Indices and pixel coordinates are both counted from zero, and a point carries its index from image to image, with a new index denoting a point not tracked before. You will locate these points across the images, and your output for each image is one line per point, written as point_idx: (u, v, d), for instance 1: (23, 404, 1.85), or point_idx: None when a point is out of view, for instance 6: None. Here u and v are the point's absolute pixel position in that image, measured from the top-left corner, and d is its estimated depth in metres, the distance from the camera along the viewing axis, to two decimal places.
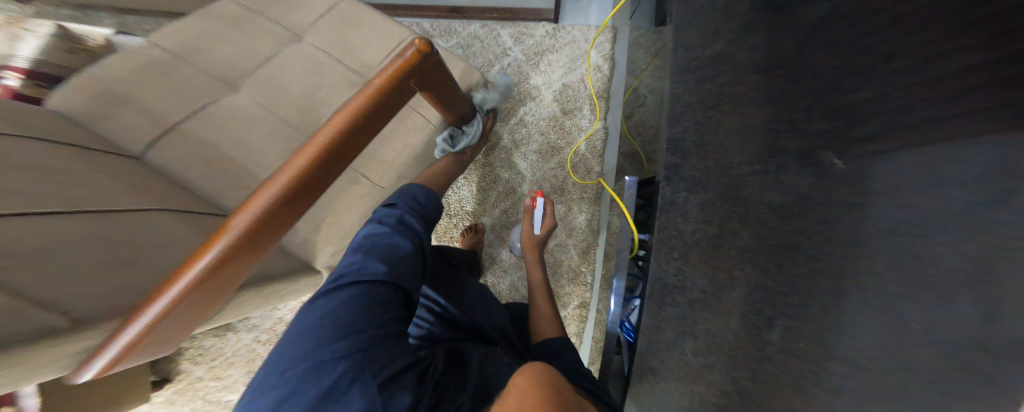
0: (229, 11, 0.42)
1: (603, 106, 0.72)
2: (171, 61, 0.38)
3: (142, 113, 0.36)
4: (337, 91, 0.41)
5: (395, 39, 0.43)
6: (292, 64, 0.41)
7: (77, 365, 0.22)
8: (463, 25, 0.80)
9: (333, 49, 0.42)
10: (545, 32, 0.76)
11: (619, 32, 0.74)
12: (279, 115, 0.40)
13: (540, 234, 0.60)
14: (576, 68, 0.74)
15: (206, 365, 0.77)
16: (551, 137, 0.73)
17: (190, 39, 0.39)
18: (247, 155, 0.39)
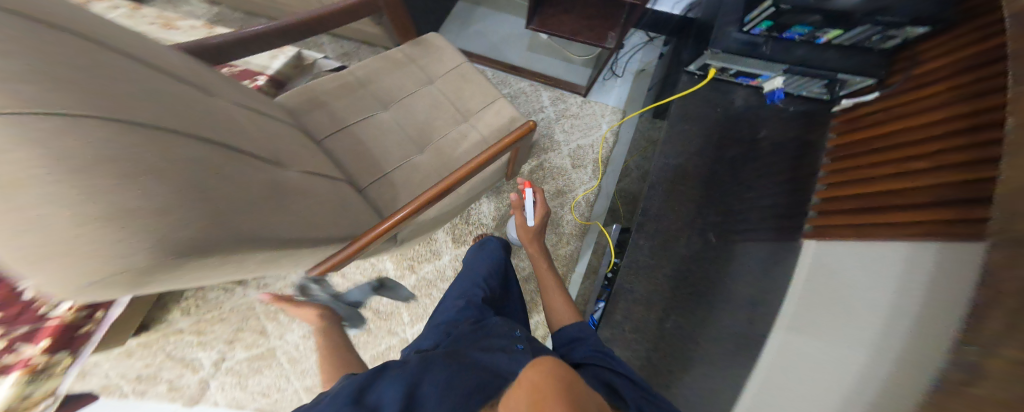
0: (396, 58, 0.66)
1: (602, 169, 1.00)
2: (356, 84, 0.62)
3: (331, 114, 0.58)
4: (447, 123, 0.64)
5: (489, 97, 0.67)
6: (424, 101, 0.64)
7: (320, 264, 0.43)
8: (516, 81, 1.10)
9: (452, 95, 0.66)
10: (575, 102, 1.07)
11: (626, 121, 1.06)
12: (408, 132, 0.62)
13: (534, 224, 0.69)
14: (590, 136, 1.03)
15: (194, 318, 0.83)
16: (559, 182, 0.98)
17: (371, 73, 0.63)
18: (382, 153, 0.60)
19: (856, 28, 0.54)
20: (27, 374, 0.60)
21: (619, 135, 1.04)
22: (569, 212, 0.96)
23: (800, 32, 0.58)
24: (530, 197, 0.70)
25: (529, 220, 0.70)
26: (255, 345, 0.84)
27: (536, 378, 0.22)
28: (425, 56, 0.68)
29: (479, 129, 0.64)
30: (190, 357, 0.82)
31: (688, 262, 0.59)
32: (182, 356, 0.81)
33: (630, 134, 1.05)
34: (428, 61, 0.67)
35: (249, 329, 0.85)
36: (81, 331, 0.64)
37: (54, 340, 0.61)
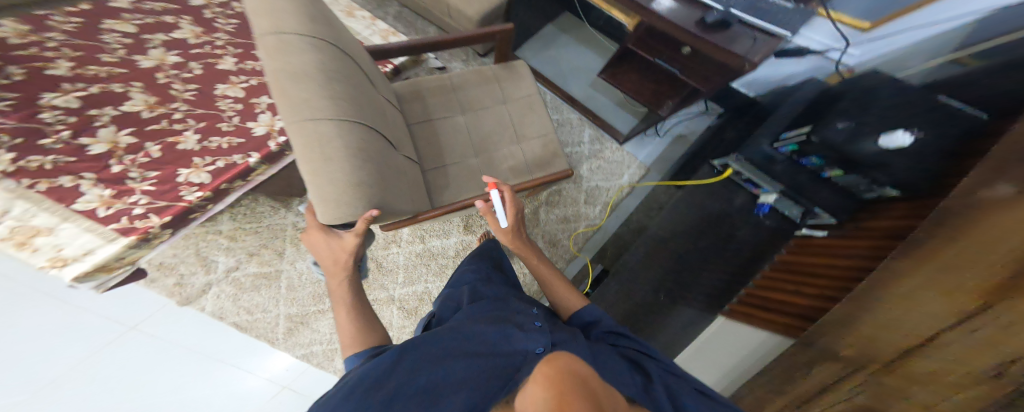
0: (489, 74, 0.95)
1: (607, 214, 1.34)
2: (450, 88, 0.92)
3: (428, 107, 0.90)
4: (502, 136, 0.92)
5: (542, 125, 0.94)
6: (493, 115, 0.93)
7: (391, 224, 0.72)
8: (566, 111, 1.51)
9: (515, 117, 0.94)
10: (610, 148, 1.46)
11: (638, 188, 1.40)
12: (470, 134, 0.90)
13: (506, 225, 0.71)
14: (608, 182, 1.38)
15: (232, 224, 1.29)
16: (569, 213, 1.32)
17: (464, 82, 0.92)
18: (449, 144, 0.88)
19: (849, 175, 0.85)
20: (137, 240, 0.71)
21: (630, 194, 1.39)
22: (567, 237, 1.28)
23: (814, 162, 0.94)
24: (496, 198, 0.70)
25: (502, 221, 0.71)
26: (266, 262, 1.29)
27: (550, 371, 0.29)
28: (510, 80, 0.96)
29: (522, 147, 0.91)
30: (207, 258, 1.25)
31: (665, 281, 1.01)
32: (206, 256, 1.24)
33: (639, 195, 1.39)
34: (512, 84, 0.96)
35: (270, 247, 1.30)
36: (192, 217, 0.77)
37: (173, 218, 0.73)
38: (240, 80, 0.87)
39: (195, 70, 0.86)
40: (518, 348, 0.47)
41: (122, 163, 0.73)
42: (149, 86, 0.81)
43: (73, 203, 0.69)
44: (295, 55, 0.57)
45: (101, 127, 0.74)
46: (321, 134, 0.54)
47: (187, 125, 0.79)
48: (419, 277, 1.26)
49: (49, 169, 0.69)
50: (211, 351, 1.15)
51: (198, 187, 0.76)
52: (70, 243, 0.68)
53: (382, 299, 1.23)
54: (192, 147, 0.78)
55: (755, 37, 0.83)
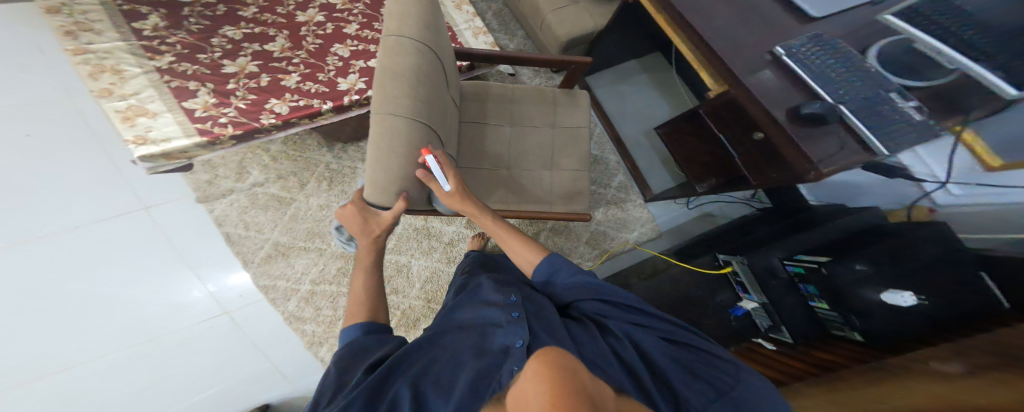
0: (542, 96, 1.24)
1: (602, 259, 1.54)
2: (505, 101, 1.22)
3: (488, 116, 1.20)
4: (540, 152, 1.20)
5: (577, 154, 1.21)
6: (537, 134, 1.21)
7: (417, 209, 0.83)
8: (607, 152, 1.73)
9: (554, 139, 1.22)
10: (631, 202, 1.65)
11: (640, 248, 1.58)
12: (517, 143, 1.20)
13: (448, 188, 0.76)
14: (616, 232, 1.59)
15: (279, 148, 1.49)
16: (572, 244, 1.55)
17: (518, 100, 1.23)
18: (501, 149, 1.18)
19: (831, 312, 0.85)
20: (206, 141, 0.97)
21: (632, 251, 1.57)
22: None
23: (809, 290, 0.92)
24: (432, 164, 0.72)
25: (445, 185, 0.75)
26: (286, 190, 1.44)
27: (539, 362, 0.33)
28: (561, 109, 1.24)
29: (558, 166, 1.20)
30: (245, 170, 1.44)
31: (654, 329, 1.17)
32: (242, 168, 1.44)
33: (641, 255, 1.56)
34: (562, 112, 1.24)
35: (297, 176, 1.47)
36: (256, 136, 1.03)
37: (244, 133, 0.99)
38: (350, 44, 1.15)
39: (327, 30, 1.16)
40: (498, 343, 0.56)
41: (238, 84, 1.03)
42: (292, 34, 1.14)
43: (186, 101, 0.99)
44: (399, 57, 0.72)
45: (242, 56, 1.08)
46: (394, 128, 0.69)
47: (297, 69, 1.08)
48: (407, 249, 1.38)
49: (191, 74, 1.02)
50: (189, 255, 1.33)
51: (275, 115, 1.01)
52: (160, 128, 0.95)
53: None
54: (290, 85, 1.05)
55: (842, 144, 0.76)
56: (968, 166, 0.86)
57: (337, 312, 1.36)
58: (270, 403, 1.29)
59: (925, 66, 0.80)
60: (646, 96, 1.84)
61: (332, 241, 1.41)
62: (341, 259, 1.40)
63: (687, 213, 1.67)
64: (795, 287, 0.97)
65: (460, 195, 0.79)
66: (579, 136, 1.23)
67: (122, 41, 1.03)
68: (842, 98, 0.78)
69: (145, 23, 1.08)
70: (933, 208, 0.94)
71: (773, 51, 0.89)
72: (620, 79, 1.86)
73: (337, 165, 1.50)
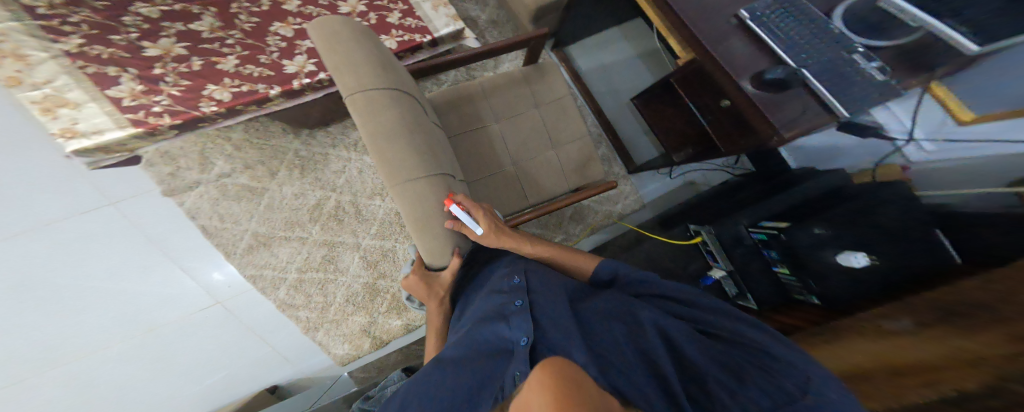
0: (516, 77, 1.28)
1: (588, 233, 1.55)
2: (482, 96, 1.26)
3: (478, 120, 1.24)
4: (534, 135, 1.28)
5: (573, 133, 1.31)
6: (525, 118, 1.29)
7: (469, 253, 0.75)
8: (591, 123, 1.73)
9: (543, 123, 1.29)
10: (615, 174, 1.67)
11: (624, 220, 1.59)
12: (514, 136, 1.27)
13: (480, 233, 0.64)
14: (601, 206, 1.59)
15: (241, 135, 1.38)
16: (557, 220, 1.55)
17: (496, 90, 1.27)
18: (503, 150, 1.25)
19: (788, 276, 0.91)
20: (143, 132, 0.90)
21: (618, 223, 1.58)
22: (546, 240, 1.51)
23: (771, 255, 0.97)
24: (459, 212, 0.63)
25: (476, 229, 0.64)
26: (258, 179, 1.36)
27: (544, 377, 0.31)
28: (538, 86, 1.30)
29: (558, 148, 1.30)
30: (208, 159, 1.34)
31: None
32: (206, 157, 1.33)
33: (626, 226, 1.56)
34: (540, 88, 1.30)
35: (266, 165, 1.38)
36: (201, 125, 0.96)
37: (185, 122, 0.92)
38: (293, 22, 1.07)
39: (263, 7, 1.07)
40: (497, 335, 0.55)
41: (166, 68, 0.94)
42: (221, 12, 1.05)
43: (109, 88, 0.90)
44: (381, 113, 0.61)
45: (165, 37, 0.97)
46: (422, 192, 0.61)
47: (233, 50, 1.00)
48: (390, 234, 1.41)
49: (107, 58, 0.92)
50: (169, 249, 1.24)
51: (217, 103, 0.94)
52: (86, 119, 0.87)
53: (349, 245, 1.38)
54: (228, 69, 0.97)
55: (805, 110, 0.78)
56: (940, 122, 0.88)
57: (328, 297, 1.35)
58: (279, 384, 1.35)
59: (891, 24, 0.79)
60: (626, 66, 1.81)
61: (312, 229, 1.37)
62: (325, 246, 1.36)
63: (668, 184, 1.69)
64: (760, 252, 1.01)
65: (501, 233, 0.66)
66: (567, 106, 1.31)
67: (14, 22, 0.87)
68: (805, 62, 0.78)
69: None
70: (907, 165, 0.98)
71: (737, 14, 0.88)
72: (600, 46, 1.82)
73: (307, 152, 1.42)
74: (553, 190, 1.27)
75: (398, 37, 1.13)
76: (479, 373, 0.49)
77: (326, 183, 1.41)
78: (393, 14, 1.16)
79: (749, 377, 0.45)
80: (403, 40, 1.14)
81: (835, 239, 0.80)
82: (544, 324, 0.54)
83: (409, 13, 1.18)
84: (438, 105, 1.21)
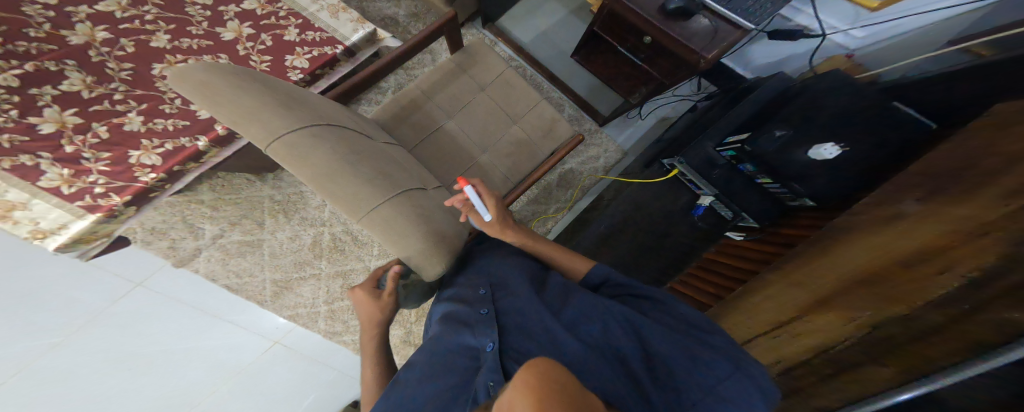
0: (447, 66, 1.23)
1: (577, 196, 1.52)
2: (423, 98, 1.19)
3: (431, 120, 1.18)
4: (493, 118, 1.24)
5: (529, 102, 1.27)
6: (477, 105, 1.24)
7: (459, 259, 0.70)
8: (547, 88, 1.68)
9: (496, 104, 1.25)
10: (587, 130, 1.62)
11: (609, 173, 1.57)
12: (472, 125, 1.22)
13: (489, 217, 0.65)
14: (583, 166, 1.56)
15: (214, 195, 1.23)
16: (544, 192, 1.51)
17: (435, 86, 1.21)
18: (467, 143, 1.20)
19: (775, 184, 0.90)
20: (104, 216, 0.85)
21: (603, 178, 1.55)
22: (539, 216, 1.48)
23: (749, 169, 0.94)
24: (471, 194, 0.63)
25: (485, 214, 0.65)
26: (249, 232, 1.25)
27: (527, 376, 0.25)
28: (474, 68, 1.25)
29: (520, 124, 1.26)
30: (197, 224, 1.20)
31: (641, 250, 1.12)
32: (192, 223, 1.19)
33: (612, 178, 1.54)
34: (478, 70, 1.26)
35: (251, 218, 1.26)
36: (153, 194, 0.90)
37: (134, 196, 0.87)
38: (174, 60, 0.95)
39: (126, 49, 0.93)
40: (463, 343, 0.53)
41: (76, 144, 0.84)
42: (82, 63, 0.89)
43: (38, 180, 0.80)
44: (317, 148, 0.53)
45: (45, 107, 0.83)
46: (394, 217, 0.55)
47: (128, 106, 0.89)
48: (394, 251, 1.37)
49: (9, 147, 0.80)
50: (204, 306, 1.08)
51: (151, 168, 0.88)
52: (44, 216, 0.81)
53: (359, 270, 1.33)
54: (138, 129, 0.88)
55: (717, 29, 1.01)
56: (856, 12, 1.06)
57: None
58: (358, 399, 1.30)
59: None
60: (559, 24, 1.78)
61: (322, 264, 1.30)
62: (339, 277, 1.31)
63: (642, 125, 1.66)
64: (736, 169, 0.99)
65: (504, 217, 0.68)
66: (511, 80, 1.27)
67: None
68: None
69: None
70: (850, 53, 1.12)
71: None
72: (529, 11, 1.80)
73: (281, 195, 1.30)
74: (530, 162, 1.23)
75: (306, 54, 1.06)
76: (455, 383, 0.47)
77: (314, 220, 1.32)
78: (289, 30, 1.07)
79: (670, 378, 0.44)
80: (313, 56, 1.06)
81: (796, 139, 0.81)
82: (510, 327, 0.53)
83: (307, 26, 1.09)
84: (385, 122, 1.14)
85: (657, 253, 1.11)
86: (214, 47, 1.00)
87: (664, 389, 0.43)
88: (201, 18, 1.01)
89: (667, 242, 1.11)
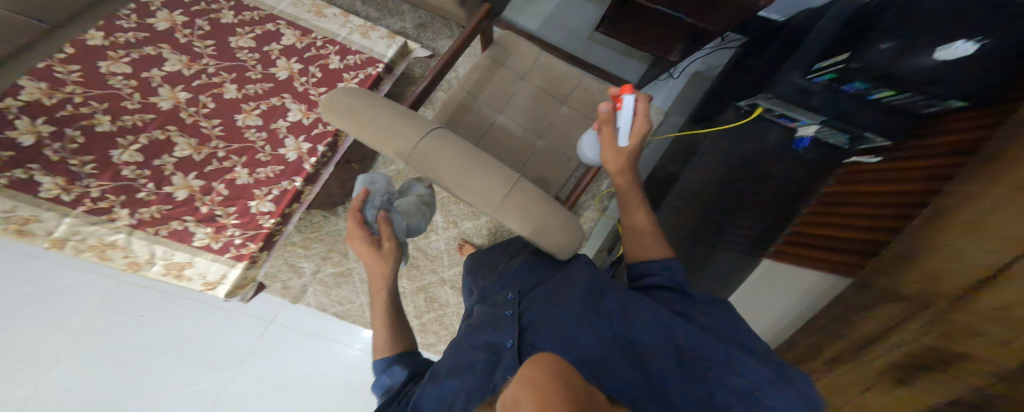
0: (481, 63, 1.20)
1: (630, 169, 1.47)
2: (468, 99, 1.18)
3: (481, 120, 1.17)
4: (542, 103, 1.21)
5: (574, 80, 1.22)
6: (520, 95, 1.21)
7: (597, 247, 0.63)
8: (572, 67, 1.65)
9: (540, 89, 1.22)
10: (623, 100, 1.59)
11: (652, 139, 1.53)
12: (519, 116, 1.20)
13: (628, 144, 0.67)
14: None
15: (301, 235, 1.21)
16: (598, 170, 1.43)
17: (476, 84, 1.19)
18: (520, 136, 1.19)
19: (903, 94, 0.74)
20: (249, 262, 0.96)
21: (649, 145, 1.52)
22: (594, 196, 1.45)
23: (859, 87, 0.77)
24: (631, 105, 0.65)
25: (623, 140, 0.67)
26: (338, 264, 1.25)
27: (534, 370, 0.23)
28: (508, 57, 1.21)
29: (569, 104, 1.22)
30: (297, 263, 1.22)
31: (736, 208, 0.97)
32: (290, 262, 1.21)
33: (657, 144, 1.51)
34: (513, 59, 1.21)
35: (337, 250, 1.24)
36: (274, 237, 0.99)
37: (264, 242, 0.97)
38: (251, 107, 1.03)
39: (208, 105, 1.00)
40: (487, 340, 0.55)
41: (207, 204, 0.94)
42: (181, 127, 0.96)
43: (192, 241, 0.93)
44: (447, 148, 0.52)
45: (172, 175, 0.93)
46: (528, 203, 0.51)
47: (234, 161, 0.98)
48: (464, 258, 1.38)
49: (157, 217, 0.90)
50: (322, 332, 1.24)
51: (270, 214, 0.97)
52: (207, 270, 0.94)
53: (436, 282, 1.37)
54: (248, 181, 0.98)
55: None
56: None
57: (450, 328, 1.39)
58: None
59: None
60: (561, 6, 1.88)
61: (402, 283, 1.36)
62: (420, 291, 1.37)
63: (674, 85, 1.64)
64: (842, 90, 0.79)
65: (636, 154, 0.69)
66: (549, 62, 1.22)
67: (66, 217, 0.84)
68: None
69: (48, 190, 0.84)
70: None
71: None
72: None
73: None
74: None
75: (355, 78, 1.14)
76: (477, 376, 0.49)
77: None
78: (331, 58, 1.14)
79: (700, 376, 0.44)
80: (361, 79, 1.14)
81: (911, 45, 0.67)
82: (532, 323, 0.53)
83: (345, 51, 1.17)
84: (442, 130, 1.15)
85: (753, 211, 0.95)
86: (276, 87, 1.07)
87: (692, 388, 0.43)
88: (253, 62, 1.07)
89: (760, 193, 0.95)
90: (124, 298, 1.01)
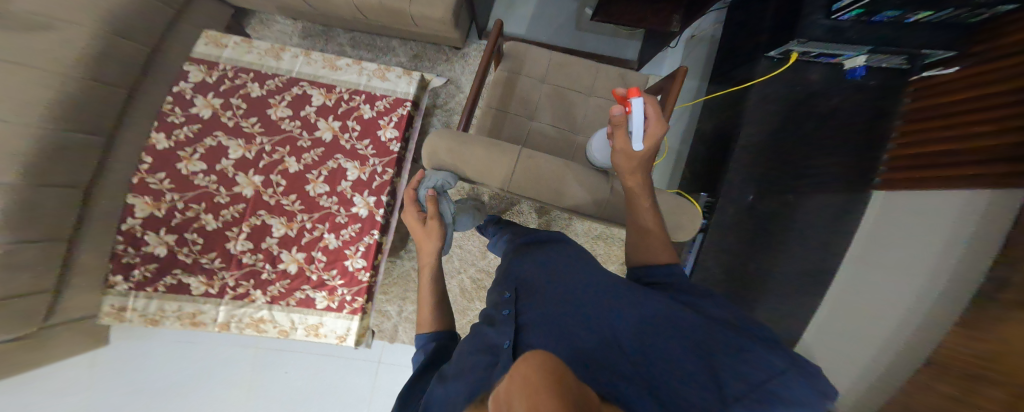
0: (499, 76, 1.22)
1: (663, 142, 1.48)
2: (499, 114, 1.20)
3: (515, 132, 1.20)
4: (568, 100, 1.23)
5: (593, 69, 1.24)
6: (545, 97, 1.23)
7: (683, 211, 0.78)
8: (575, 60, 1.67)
9: (562, 87, 1.24)
10: None
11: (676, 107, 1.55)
12: (549, 117, 1.22)
13: (642, 150, 0.66)
14: None
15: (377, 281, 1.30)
16: None
17: (501, 98, 1.21)
18: (557, 136, 1.21)
19: (942, 11, 0.74)
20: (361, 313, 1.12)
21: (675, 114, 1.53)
22: None
23: (890, 15, 0.78)
24: (637, 109, 0.65)
25: (637, 144, 0.66)
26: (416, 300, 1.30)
27: (527, 366, 0.24)
28: (522, 65, 1.23)
29: (595, 94, 1.24)
30: (383, 308, 1.31)
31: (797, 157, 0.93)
32: (378, 308, 1.30)
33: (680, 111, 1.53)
34: (528, 64, 1.23)
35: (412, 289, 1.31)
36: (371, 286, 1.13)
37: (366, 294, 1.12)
38: (314, 175, 1.16)
39: (280, 184, 1.15)
40: (487, 340, 0.51)
41: (316, 271, 1.12)
42: (270, 209, 1.14)
43: (315, 304, 1.13)
44: (538, 170, 0.72)
45: (280, 253, 1.12)
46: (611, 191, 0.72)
47: (319, 229, 1.13)
48: None
49: (287, 289, 1.12)
50: None
51: (364, 267, 1.12)
52: (334, 325, 1.12)
53: None
54: (338, 245, 1.12)
55: None
56: None
57: None
58: None
59: None
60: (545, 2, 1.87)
61: (477, 305, 1.40)
62: None
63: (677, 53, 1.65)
64: (870, 21, 0.80)
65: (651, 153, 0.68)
66: (563, 59, 1.23)
67: (220, 305, 1.12)
68: None
69: (196, 287, 1.12)
70: None
71: None
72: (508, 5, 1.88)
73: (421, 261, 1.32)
74: None
75: (390, 123, 1.22)
76: (471, 379, 0.44)
77: (451, 271, 1.41)
78: (362, 108, 1.22)
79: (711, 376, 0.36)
80: (395, 122, 1.22)
81: None
82: (528, 324, 0.49)
83: (371, 98, 1.24)
84: None
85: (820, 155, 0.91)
86: (326, 150, 1.19)
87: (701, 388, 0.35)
88: (297, 130, 1.19)
89: (825, 135, 0.90)
90: (278, 358, 1.28)
